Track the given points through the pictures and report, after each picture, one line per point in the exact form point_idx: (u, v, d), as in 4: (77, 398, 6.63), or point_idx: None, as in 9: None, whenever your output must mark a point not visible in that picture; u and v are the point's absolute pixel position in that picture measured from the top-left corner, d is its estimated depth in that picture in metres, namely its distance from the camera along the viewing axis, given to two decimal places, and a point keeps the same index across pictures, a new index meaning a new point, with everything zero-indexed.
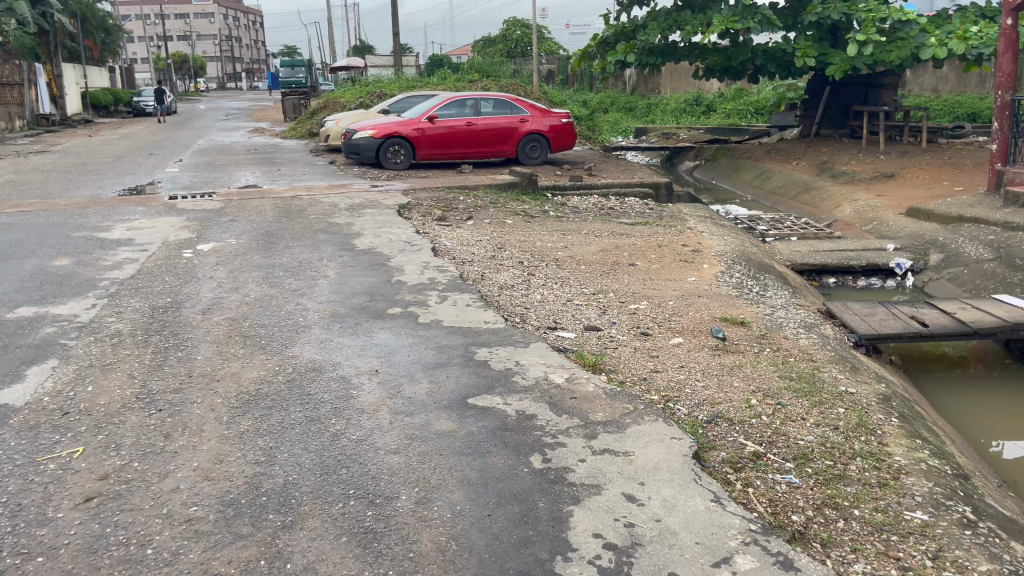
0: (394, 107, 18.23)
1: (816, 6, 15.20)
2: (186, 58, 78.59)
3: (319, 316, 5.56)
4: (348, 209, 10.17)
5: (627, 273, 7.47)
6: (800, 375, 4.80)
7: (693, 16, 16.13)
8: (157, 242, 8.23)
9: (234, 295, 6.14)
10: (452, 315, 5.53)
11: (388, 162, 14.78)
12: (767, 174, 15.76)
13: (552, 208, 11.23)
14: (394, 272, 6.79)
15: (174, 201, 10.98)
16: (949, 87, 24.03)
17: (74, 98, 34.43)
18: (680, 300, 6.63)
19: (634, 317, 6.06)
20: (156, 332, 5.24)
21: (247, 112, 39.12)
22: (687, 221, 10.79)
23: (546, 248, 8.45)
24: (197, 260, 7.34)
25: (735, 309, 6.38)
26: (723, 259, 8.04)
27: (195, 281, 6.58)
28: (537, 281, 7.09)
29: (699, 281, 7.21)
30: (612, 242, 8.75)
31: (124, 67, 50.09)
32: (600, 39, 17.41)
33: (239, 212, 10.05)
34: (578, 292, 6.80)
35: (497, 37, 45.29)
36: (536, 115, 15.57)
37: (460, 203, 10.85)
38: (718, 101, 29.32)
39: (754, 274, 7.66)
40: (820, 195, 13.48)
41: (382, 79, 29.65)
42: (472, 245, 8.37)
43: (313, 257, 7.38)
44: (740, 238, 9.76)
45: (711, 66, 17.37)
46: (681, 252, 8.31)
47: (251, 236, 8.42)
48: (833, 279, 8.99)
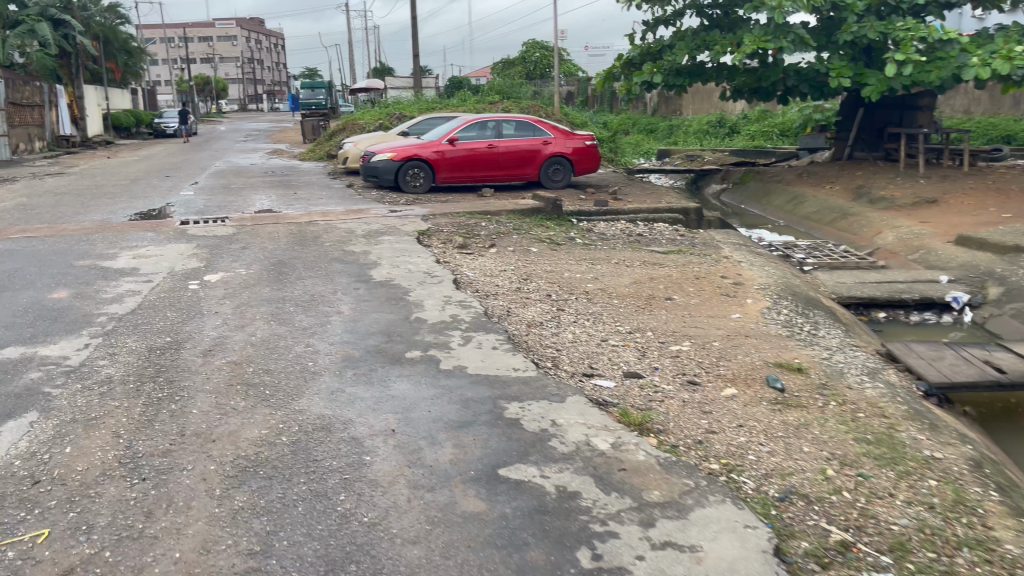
0: (414, 129, 17.84)
1: (850, 25, 14.65)
2: (208, 81, 79.33)
3: (330, 360, 5.02)
4: (365, 236, 9.69)
5: (664, 309, 6.90)
6: (878, 437, 4.18)
7: (723, 36, 15.63)
8: (162, 272, 7.77)
9: (240, 334, 5.63)
10: (478, 360, 4.97)
11: (407, 186, 14.36)
12: (801, 199, 15.16)
13: (578, 235, 10.71)
14: (413, 308, 6.25)
15: (185, 227, 10.56)
16: (982, 108, 23.38)
17: (96, 119, 34.58)
18: (725, 341, 6.04)
19: (677, 362, 5.49)
20: (150, 378, 4.73)
21: (268, 133, 39.12)
22: (722, 250, 10.21)
23: (575, 279, 7.91)
24: (203, 293, 6.87)
25: (788, 352, 5.77)
26: (767, 293, 7.46)
27: (199, 317, 6.10)
28: (568, 317, 6.54)
29: (743, 319, 6.62)
30: (646, 273, 8.19)
31: (146, 89, 50.39)
32: (626, 59, 17.01)
33: (251, 239, 9.59)
34: (613, 331, 6.24)
35: (516, 58, 45.08)
36: (560, 137, 15.09)
37: (482, 230, 10.36)
38: (743, 123, 28.82)
39: (803, 311, 7.07)
40: (860, 221, 12.85)
41: (401, 101, 29.37)
42: (497, 276, 7.84)
43: (326, 290, 6.89)
44: (780, 269, 9.17)
45: (740, 87, 16.85)
46: (720, 285, 7.73)
47: (262, 266, 7.95)
48: (883, 314, 8.38)
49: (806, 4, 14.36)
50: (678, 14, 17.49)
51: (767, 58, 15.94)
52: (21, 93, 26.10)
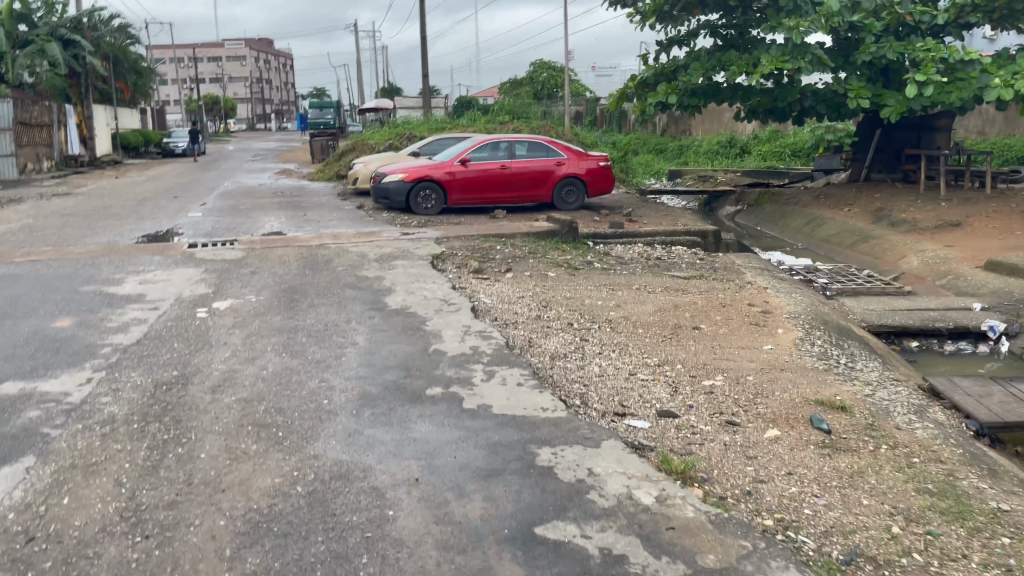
0: (425, 150, 17.65)
1: (869, 45, 14.44)
2: (217, 101, 79.75)
3: (347, 397, 4.73)
4: (378, 260, 9.43)
5: (692, 340, 6.60)
6: (940, 487, 3.87)
7: (739, 56, 15.44)
8: (169, 298, 7.52)
9: (250, 367, 5.36)
10: (504, 397, 4.67)
11: (419, 208, 14.13)
12: (819, 222, 14.87)
13: (596, 258, 10.44)
14: (431, 338, 5.97)
15: (193, 250, 10.32)
16: (997, 129, 23.10)
17: (104, 139, 34.59)
18: (760, 376, 5.73)
19: (712, 399, 5.19)
20: (155, 418, 4.45)
21: (276, 153, 39.11)
22: (744, 275, 9.91)
23: (597, 307, 7.62)
24: (211, 322, 6.60)
25: (828, 388, 5.46)
26: (798, 323, 7.16)
27: (207, 348, 5.83)
28: (592, 348, 6.25)
29: (775, 351, 6.31)
30: (670, 300, 7.91)
31: (154, 109, 50.55)
32: (640, 80, 16.88)
33: (261, 263, 9.34)
34: (641, 363, 5.95)
35: (524, 79, 45.09)
36: (573, 158, 14.86)
37: (497, 254, 10.10)
38: (753, 143, 28.63)
39: (837, 341, 6.77)
40: (882, 245, 12.54)
41: (411, 121, 29.26)
42: (515, 303, 7.56)
43: (340, 319, 6.62)
44: (807, 296, 8.88)
45: (755, 107, 16.62)
46: (748, 313, 7.43)
47: (273, 292, 7.70)
48: (916, 343, 8.08)
49: (825, 24, 14.15)
50: (692, 35, 17.32)
51: (784, 78, 15.72)
52: (30, 113, 26.08)
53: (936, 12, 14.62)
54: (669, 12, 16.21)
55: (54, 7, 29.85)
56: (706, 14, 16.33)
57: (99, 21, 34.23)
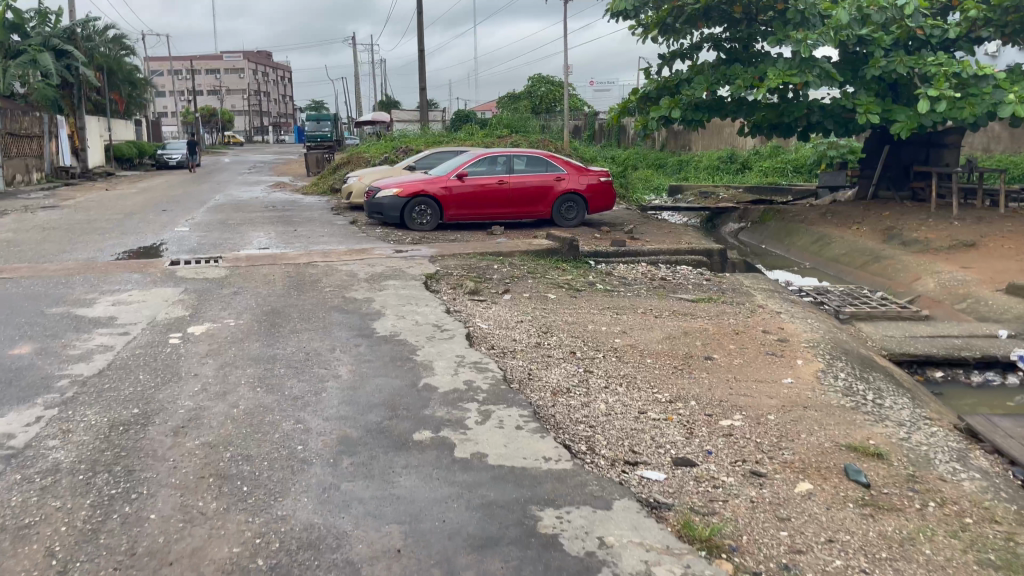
0: (421, 163, 17.18)
1: (878, 59, 14.04)
2: (214, 113, 79.47)
3: (324, 443, 4.20)
4: (369, 280, 8.92)
5: (705, 373, 6.10)
6: (1004, 558, 3.35)
7: (744, 70, 15.04)
8: (141, 321, 7.00)
9: (221, 404, 4.83)
10: (501, 444, 4.15)
11: (414, 224, 13.64)
12: (827, 240, 14.41)
13: (598, 279, 9.95)
14: (422, 371, 5.44)
15: (174, 267, 9.82)
16: (1002, 147, 22.69)
17: (97, 150, 34.12)
18: (783, 416, 5.22)
19: (732, 443, 4.67)
20: (104, 467, 3.92)
21: (271, 165, 38.65)
22: (754, 298, 9.43)
23: (602, 333, 7.12)
24: (184, 349, 6.09)
25: (857, 429, 4.95)
26: (818, 352, 6.67)
27: (176, 381, 5.30)
28: (597, 381, 5.74)
29: (796, 386, 5.81)
30: (679, 326, 7.41)
31: (149, 120, 50.12)
32: (642, 93, 16.49)
33: (244, 282, 8.83)
34: (651, 399, 5.44)
35: (522, 93, 44.77)
36: (573, 172, 14.39)
37: (494, 273, 9.60)
38: (754, 159, 28.23)
39: (861, 373, 6.26)
40: (895, 265, 12.06)
41: (407, 134, 28.77)
42: (514, 329, 7.05)
43: (324, 347, 6.10)
44: (823, 322, 8.38)
45: (760, 122, 16.20)
46: (764, 342, 6.93)
47: (253, 316, 7.18)
48: (940, 373, 7.58)
49: (834, 37, 13.74)
50: (695, 48, 16.93)
51: (790, 93, 15.31)
52: (19, 123, 25.62)
53: (947, 26, 14.24)
54: (673, 25, 15.82)
55: (47, 17, 29.45)
56: (709, 27, 15.95)
57: (94, 32, 33.83)
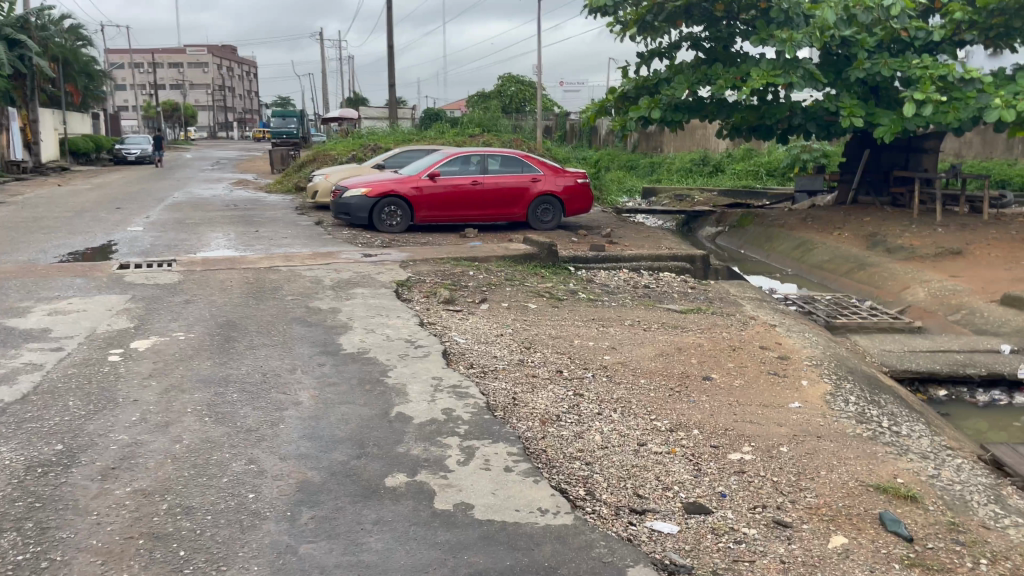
0: (390, 162, 16.52)
1: (863, 61, 13.70)
2: (176, 108, 77.64)
3: (281, 490, 3.59)
4: (334, 287, 8.27)
5: (704, 395, 5.57)
6: None
7: (726, 70, 14.63)
8: (79, 335, 6.29)
9: (161, 439, 4.17)
10: (488, 492, 3.57)
11: (383, 225, 12.99)
12: (809, 246, 14.05)
13: (579, 287, 9.40)
14: (394, 397, 4.83)
15: (123, 271, 9.08)
16: (973, 152, 22.58)
17: (50, 144, 32.85)
18: (796, 447, 4.72)
19: (747, 483, 4.14)
20: (11, 524, 3.25)
21: (235, 162, 37.59)
22: (743, 308, 8.96)
23: (589, 349, 6.56)
24: (125, 369, 5.42)
25: (881, 463, 4.46)
26: (822, 372, 6.19)
27: (111, 409, 4.62)
28: (589, 406, 5.19)
29: (805, 411, 5.31)
30: (671, 341, 6.88)
31: (107, 113, 48.57)
32: (620, 93, 16.02)
33: (198, 289, 8.13)
34: (649, 428, 4.90)
35: (492, 92, 44.11)
36: (549, 173, 13.83)
37: (470, 280, 9.01)
38: (727, 161, 27.98)
39: (871, 396, 5.79)
40: (881, 273, 11.71)
41: (376, 132, 28.01)
42: (493, 344, 6.46)
43: (283, 367, 5.46)
44: (817, 335, 7.92)
45: (739, 124, 15.81)
46: (764, 360, 6.42)
47: (206, 329, 6.51)
48: (943, 391, 7.15)
49: (819, 37, 13.39)
50: (674, 47, 16.50)
51: (772, 94, 14.95)
52: None
53: (931, 28, 13.94)
54: (651, 22, 15.30)
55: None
56: (689, 25, 15.53)
57: (49, 22, 32.56)
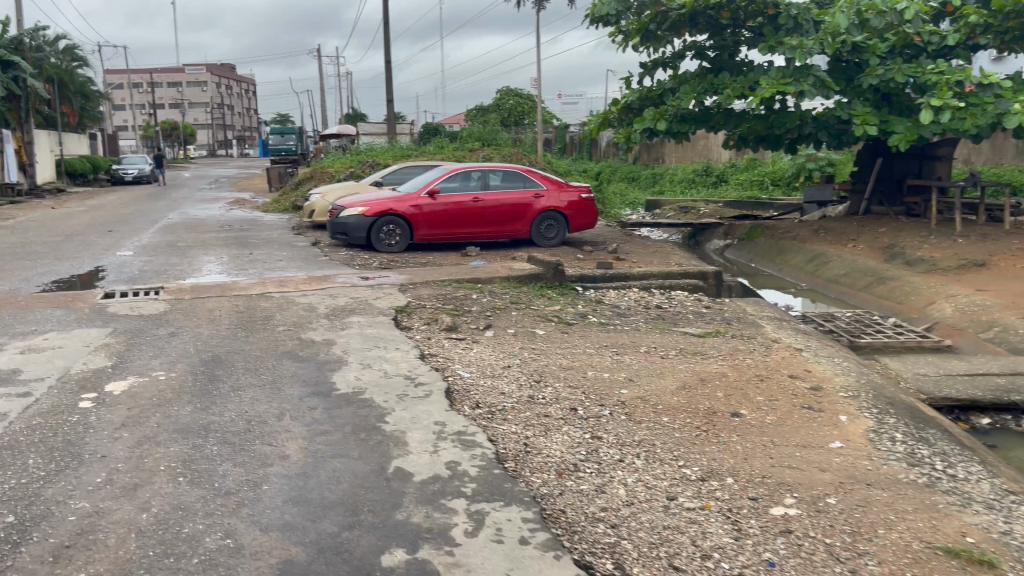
0: (389, 179, 16.04)
1: (876, 67, 13.25)
2: (175, 127, 77.46)
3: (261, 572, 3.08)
4: (329, 316, 7.76)
5: (735, 436, 5.05)
6: None
7: (733, 79, 14.19)
8: (50, 377, 5.78)
9: (127, 506, 3.65)
10: (502, 573, 3.10)
11: (381, 245, 12.51)
12: (824, 259, 13.54)
13: (588, 309, 8.90)
14: (393, 447, 4.32)
15: (106, 301, 8.59)
16: (982, 158, 22.08)
17: (46, 166, 32.45)
18: (846, 498, 4.21)
19: (797, 546, 3.63)
20: None
21: (232, 181, 37.13)
22: (763, 330, 8.46)
23: (605, 381, 6.05)
24: (97, 416, 4.90)
25: (946, 521, 3.97)
26: (860, 404, 5.67)
27: (74, 469, 4.11)
28: (609, 451, 4.67)
29: (849, 453, 4.80)
30: (693, 371, 6.36)
31: (104, 133, 48.23)
32: (624, 104, 15.57)
33: (183, 320, 7.63)
34: (677, 477, 4.39)
35: (490, 105, 43.73)
36: (552, 189, 13.34)
37: (473, 304, 8.51)
38: (730, 171, 27.54)
39: (916, 432, 5.29)
40: (902, 287, 11.21)
41: (374, 148, 27.62)
42: (501, 378, 5.94)
43: (271, 413, 4.95)
44: (846, 358, 7.41)
45: (747, 134, 15.36)
46: (796, 391, 5.90)
47: (190, 367, 6.00)
48: (987, 419, 6.60)
49: (831, 43, 13.00)
50: (678, 56, 16.08)
51: (780, 103, 14.49)
52: None
53: (944, 33, 13.51)
54: (655, 31, 14.92)
55: None
56: (693, 34, 15.12)
57: (44, 43, 32.26)
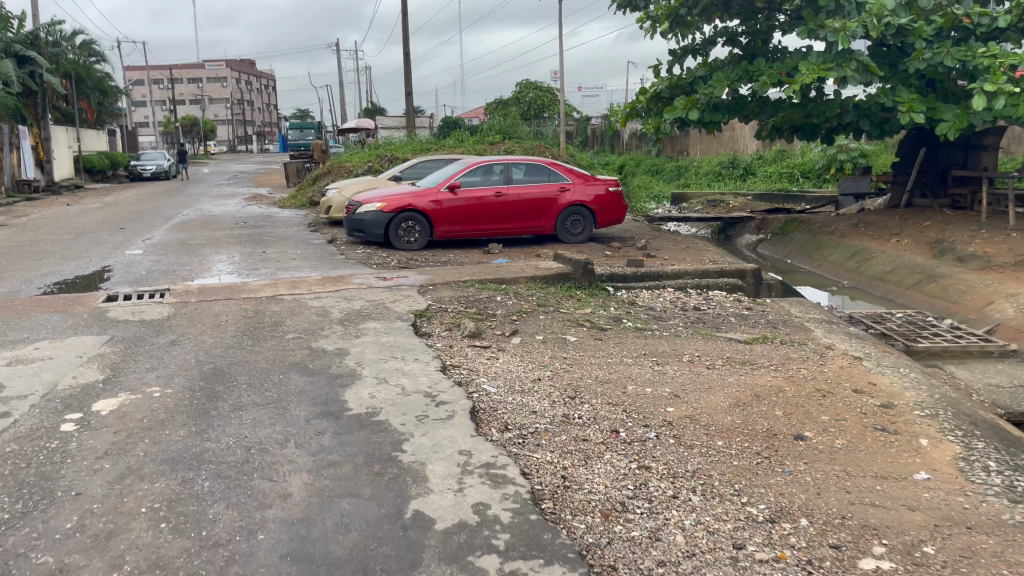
0: (407, 173, 15.45)
1: (922, 51, 12.45)
2: (196, 123, 77.54)
3: None
4: (343, 321, 7.19)
5: (803, 464, 4.40)
6: None
7: (769, 65, 13.44)
8: (35, 394, 5.24)
9: (95, 563, 3.08)
10: None
11: (399, 242, 11.93)
12: (867, 255, 12.79)
13: (621, 312, 8.25)
14: (412, 484, 3.73)
15: (107, 305, 8.08)
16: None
17: (64, 162, 32.22)
18: (947, 547, 3.55)
19: None
20: None
21: (251, 176, 36.76)
22: (813, 334, 7.78)
23: (647, 398, 5.39)
24: (78, 443, 4.34)
25: None
26: (939, 427, 5.00)
27: (42, 511, 3.54)
28: (659, 485, 4.03)
29: (938, 488, 4.16)
30: (746, 384, 5.69)
31: (125, 130, 48.17)
32: (652, 93, 14.87)
33: (187, 327, 7.08)
34: (743, 519, 3.73)
35: (510, 98, 43.03)
36: (578, 182, 12.68)
37: (498, 307, 7.90)
38: (758, 164, 26.72)
39: (1009, 459, 4.62)
40: (955, 285, 10.46)
41: (392, 141, 27.05)
42: (531, 394, 5.32)
43: (272, 439, 4.36)
44: (908, 366, 6.71)
45: (783, 123, 14.62)
46: (865, 409, 5.24)
47: (188, 383, 5.43)
48: None
49: (875, 25, 12.20)
50: (709, 43, 15.36)
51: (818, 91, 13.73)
52: None
53: (995, 14, 12.59)
54: (685, 16, 14.29)
55: (9, 22, 27.37)
56: (725, 19, 14.40)
57: (61, 38, 31.95)
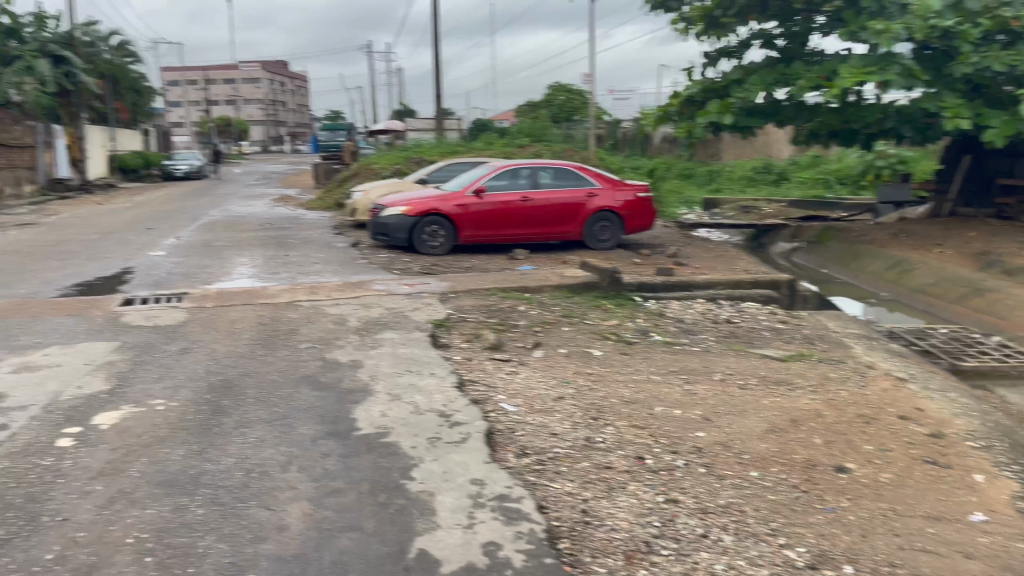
0: (434, 176, 15.21)
1: (968, 54, 11.92)
2: (229, 124, 78.20)
3: None
4: (359, 330, 6.94)
5: (845, 501, 4.04)
6: None
7: (807, 68, 12.99)
8: (37, 405, 5.03)
9: None
10: None
11: (424, 247, 11.69)
12: (908, 266, 12.29)
13: (650, 324, 7.91)
14: (419, 519, 3.44)
15: (123, 309, 7.91)
16: None
17: (99, 161, 32.52)
18: None
19: None
20: None
21: (281, 177, 36.82)
22: (852, 351, 7.37)
23: (676, 421, 5.06)
24: (72, 461, 4.11)
25: None
26: (993, 462, 4.61)
27: (24, 538, 3.31)
28: (688, 522, 3.70)
29: (996, 532, 3.80)
30: (782, 408, 5.33)
31: (159, 129, 48.59)
32: (685, 96, 14.48)
33: (200, 334, 6.88)
34: (780, 563, 3.39)
35: (541, 101, 42.66)
36: (607, 187, 12.34)
37: (521, 318, 7.60)
38: (793, 169, 26.12)
39: None
40: (1002, 300, 9.96)
41: (422, 143, 26.86)
42: (553, 414, 5.01)
43: (275, 461, 4.10)
44: (956, 389, 6.29)
45: (820, 129, 14.15)
46: (912, 439, 4.86)
47: (194, 395, 5.20)
48: None
49: (920, 27, 11.70)
50: (744, 45, 14.93)
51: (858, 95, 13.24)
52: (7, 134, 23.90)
53: None
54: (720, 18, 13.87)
55: (46, 22, 27.64)
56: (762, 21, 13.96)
57: (97, 38, 32.20)
